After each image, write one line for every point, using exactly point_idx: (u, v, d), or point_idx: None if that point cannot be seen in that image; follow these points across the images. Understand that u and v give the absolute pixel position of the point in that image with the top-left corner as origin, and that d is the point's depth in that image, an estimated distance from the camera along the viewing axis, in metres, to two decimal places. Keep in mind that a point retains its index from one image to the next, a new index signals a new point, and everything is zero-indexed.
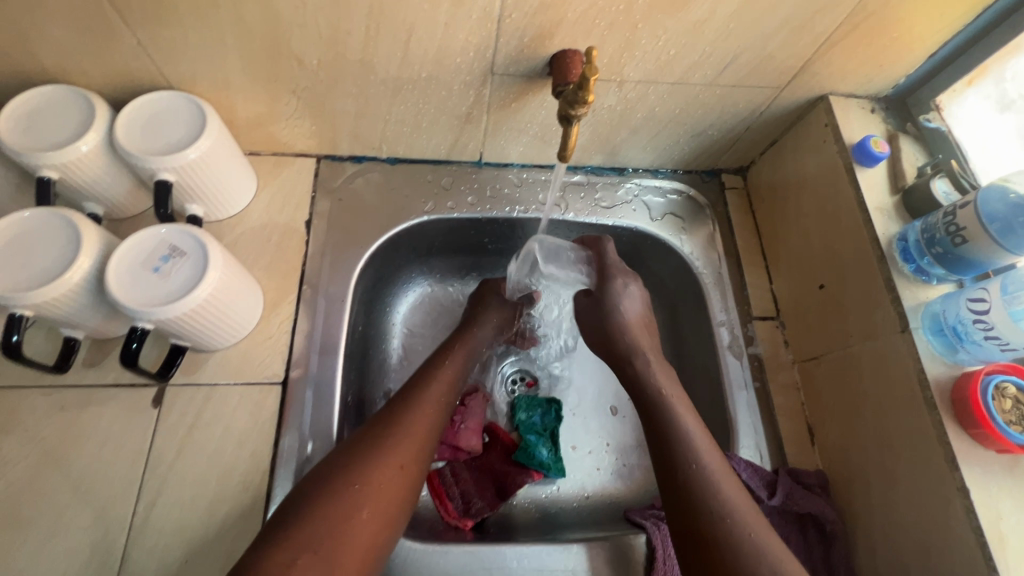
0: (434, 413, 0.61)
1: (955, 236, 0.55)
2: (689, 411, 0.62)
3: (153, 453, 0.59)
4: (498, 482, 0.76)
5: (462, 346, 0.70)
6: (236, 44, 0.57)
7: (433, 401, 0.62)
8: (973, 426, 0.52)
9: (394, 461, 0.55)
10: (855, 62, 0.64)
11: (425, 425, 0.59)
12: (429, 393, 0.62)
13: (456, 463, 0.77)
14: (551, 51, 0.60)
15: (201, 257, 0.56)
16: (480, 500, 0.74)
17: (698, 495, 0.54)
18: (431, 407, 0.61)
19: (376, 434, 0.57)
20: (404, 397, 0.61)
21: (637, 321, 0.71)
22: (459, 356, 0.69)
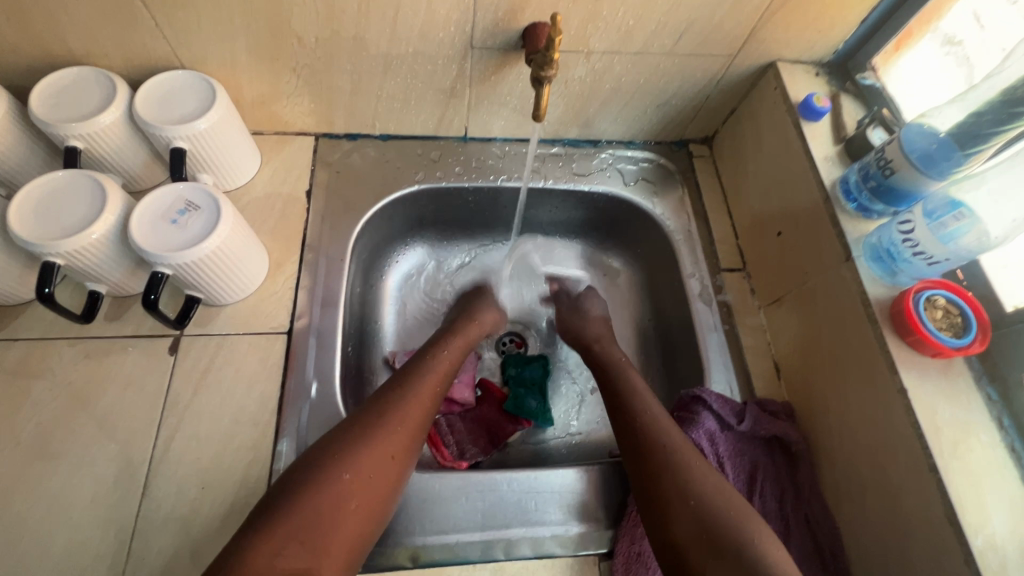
0: (425, 404, 0.63)
1: (885, 169, 0.62)
2: (650, 394, 0.67)
3: (171, 394, 0.64)
4: (491, 431, 0.81)
5: (454, 341, 0.73)
6: (242, 24, 0.65)
7: (423, 393, 0.64)
8: (909, 335, 0.58)
9: (385, 450, 0.57)
10: (796, 29, 0.72)
11: (416, 416, 0.61)
12: (423, 385, 0.64)
13: (451, 415, 0.82)
14: (524, 25, 0.67)
15: (214, 210, 0.62)
16: (474, 446, 0.79)
17: (671, 477, 0.58)
18: (422, 399, 0.63)
19: (367, 423, 0.58)
20: (397, 386, 0.63)
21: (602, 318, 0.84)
22: (452, 350, 0.72)
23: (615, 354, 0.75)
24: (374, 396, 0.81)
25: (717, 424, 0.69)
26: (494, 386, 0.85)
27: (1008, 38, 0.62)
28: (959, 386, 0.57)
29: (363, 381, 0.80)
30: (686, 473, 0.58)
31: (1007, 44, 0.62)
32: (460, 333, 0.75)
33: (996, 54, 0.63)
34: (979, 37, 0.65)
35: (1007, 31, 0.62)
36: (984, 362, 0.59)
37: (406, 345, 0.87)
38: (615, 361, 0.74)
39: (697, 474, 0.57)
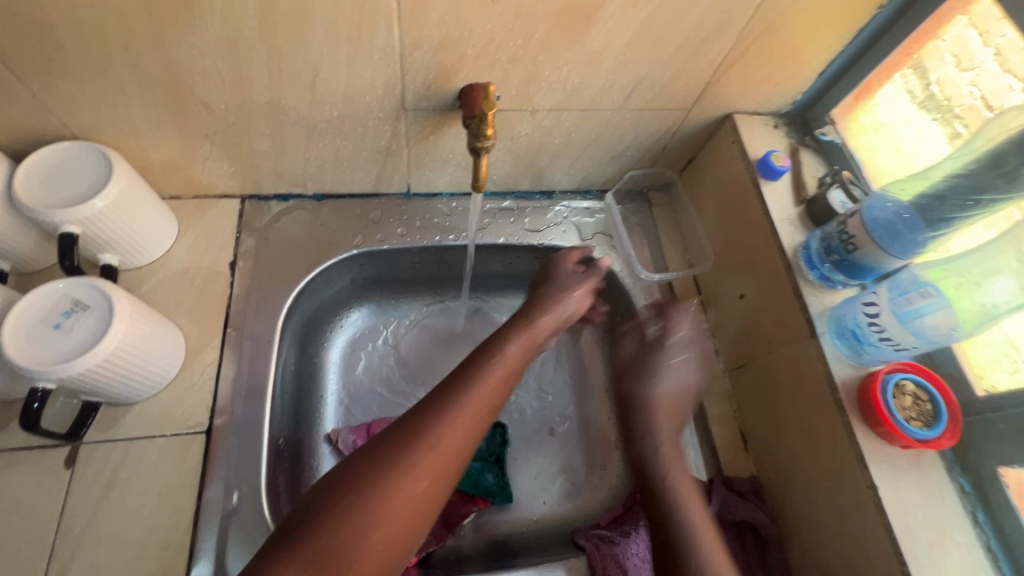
0: (481, 417, 0.54)
1: (847, 243, 0.58)
2: (672, 454, 0.63)
3: (66, 517, 0.56)
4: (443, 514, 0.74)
5: (511, 344, 0.60)
6: (137, 93, 0.57)
7: (473, 406, 0.53)
8: (877, 425, 0.54)
9: (413, 482, 0.48)
10: (752, 82, 0.68)
11: (461, 436, 0.51)
12: (473, 399, 0.53)
13: None
14: (458, 85, 0.61)
15: (107, 309, 0.54)
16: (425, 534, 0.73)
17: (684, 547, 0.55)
18: (473, 413, 0.53)
19: (400, 437, 0.50)
20: (439, 403, 0.52)
21: (671, 395, 0.67)
22: (515, 353, 0.59)
23: (666, 380, 0.67)
24: (314, 484, 0.73)
25: None
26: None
27: (968, 57, 0.58)
28: (930, 478, 0.53)
29: (300, 468, 0.73)
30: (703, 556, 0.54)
31: (969, 62, 0.58)
32: (521, 334, 0.61)
33: (960, 72, 0.59)
34: (936, 53, 0.61)
35: (963, 49, 0.58)
36: (955, 448, 0.55)
37: (353, 420, 0.79)
38: (658, 389, 0.67)
39: (696, 521, 0.57)
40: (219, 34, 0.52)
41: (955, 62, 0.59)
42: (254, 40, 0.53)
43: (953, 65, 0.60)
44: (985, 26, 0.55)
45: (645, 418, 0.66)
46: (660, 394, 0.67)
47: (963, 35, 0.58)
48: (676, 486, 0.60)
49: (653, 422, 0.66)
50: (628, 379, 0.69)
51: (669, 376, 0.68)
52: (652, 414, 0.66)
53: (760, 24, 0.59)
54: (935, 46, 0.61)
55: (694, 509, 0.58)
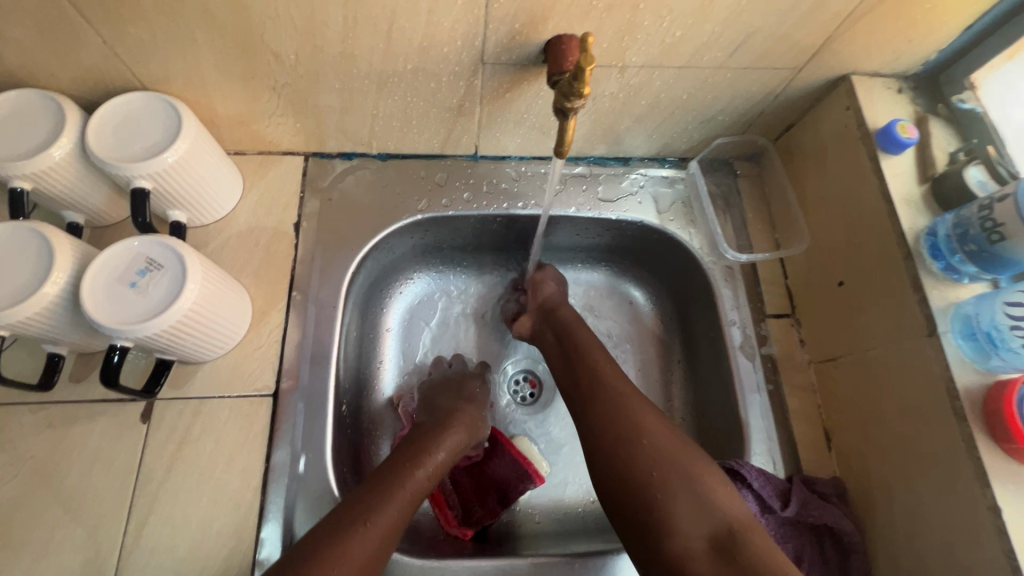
0: (397, 522, 0.52)
1: (991, 233, 0.51)
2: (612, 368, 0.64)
3: (143, 470, 0.57)
4: (500, 489, 0.73)
5: (443, 451, 0.61)
6: (207, 41, 0.54)
7: (394, 509, 0.53)
8: (1008, 442, 0.48)
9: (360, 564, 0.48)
10: (881, 38, 0.59)
11: (395, 521, 0.52)
12: (397, 494, 0.54)
13: (457, 470, 0.74)
14: (545, 37, 0.55)
15: (179, 270, 0.53)
16: (481, 506, 0.72)
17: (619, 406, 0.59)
18: (394, 513, 0.52)
19: (333, 537, 0.48)
20: (361, 504, 0.52)
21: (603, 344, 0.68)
22: (439, 460, 0.60)
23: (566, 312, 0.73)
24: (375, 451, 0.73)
25: (757, 508, 0.60)
26: (503, 435, 0.75)
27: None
28: None
29: (360, 432, 0.72)
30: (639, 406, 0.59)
31: None
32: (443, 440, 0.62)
33: None
34: None
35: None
36: None
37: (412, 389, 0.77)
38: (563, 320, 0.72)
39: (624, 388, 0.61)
40: None
41: None
42: None
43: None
44: None
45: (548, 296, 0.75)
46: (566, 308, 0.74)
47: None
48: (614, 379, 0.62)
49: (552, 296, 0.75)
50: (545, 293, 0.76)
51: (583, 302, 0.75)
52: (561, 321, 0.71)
53: None
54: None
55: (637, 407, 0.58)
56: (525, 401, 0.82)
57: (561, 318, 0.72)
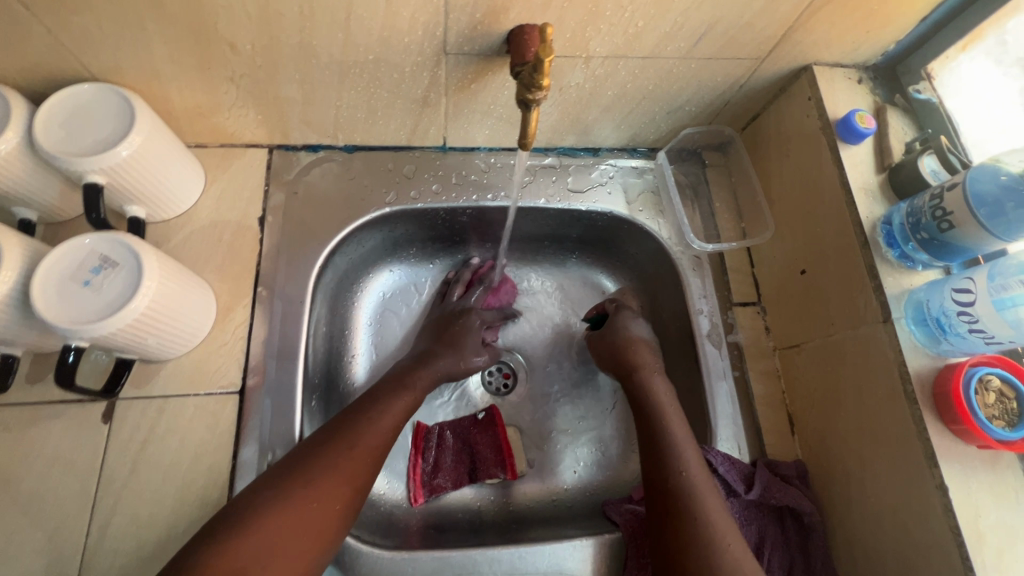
0: (398, 415, 0.61)
1: (942, 221, 0.52)
2: (670, 403, 0.64)
3: (106, 471, 0.57)
4: (473, 463, 0.76)
5: (433, 364, 0.69)
6: (157, 30, 0.52)
7: (397, 407, 0.61)
8: (954, 423, 0.50)
9: (345, 475, 0.54)
10: (841, 28, 0.59)
11: (398, 411, 0.61)
12: (402, 393, 0.63)
13: (445, 427, 0.79)
14: (508, 27, 0.55)
15: (135, 267, 0.52)
16: (449, 476, 0.75)
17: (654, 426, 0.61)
18: (398, 411, 0.61)
19: (343, 421, 0.57)
20: (372, 400, 0.61)
21: (642, 341, 0.71)
22: (430, 375, 0.68)
23: (658, 392, 0.65)
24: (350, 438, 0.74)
25: (722, 492, 0.62)
26: (501, 419, 0.79)
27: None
28: (1006, 481, 0.50)
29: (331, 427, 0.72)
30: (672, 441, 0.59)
31: None
32: (436, 358, 0.70)
33: None
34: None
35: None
36: None
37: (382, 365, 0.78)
38: (654, 402, 0.64)
39: (677, 431, 0.60)
40: None
41: None
42: None
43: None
44: None
45: (625, 358, 0.70)
46: (649, 374, 0.67)
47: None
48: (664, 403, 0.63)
49: (636, 360, 0.69)
50: (617, 355, 0.70)
51: (639, 327, 0.73)
52: (651, 397, 0.64)
53: None
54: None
55: (723, 530, 0.52)
56: (499, 391, 0.83)
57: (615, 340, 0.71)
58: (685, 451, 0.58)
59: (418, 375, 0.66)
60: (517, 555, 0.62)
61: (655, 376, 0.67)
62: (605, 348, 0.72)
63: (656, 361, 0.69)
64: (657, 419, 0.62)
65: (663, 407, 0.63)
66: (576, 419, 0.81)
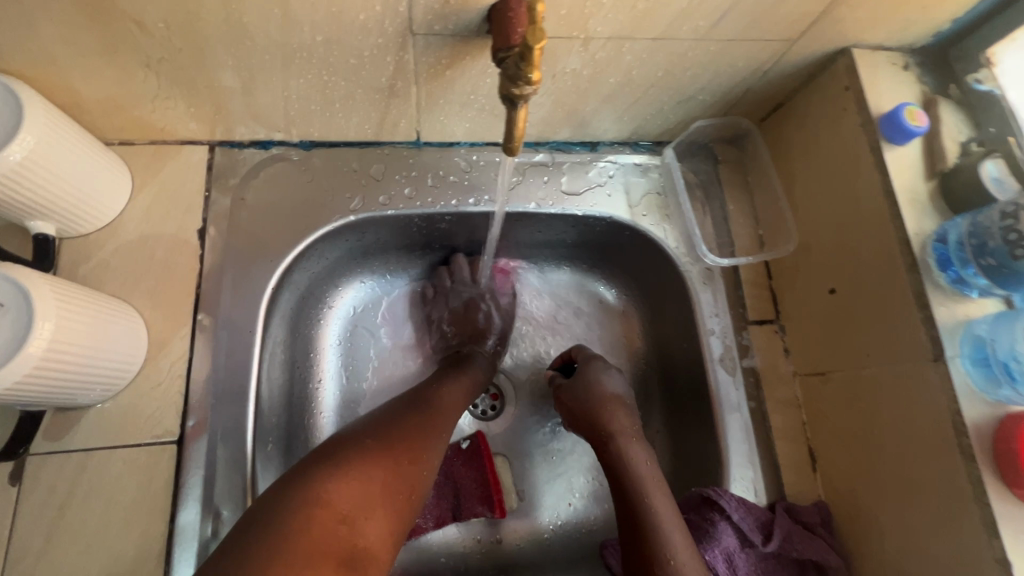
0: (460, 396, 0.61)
1: (1015, 246, 0.43)
2: (650, 471, 0.56)
3: (15, 544, 0.48)
4: (456, 498, 0.68)
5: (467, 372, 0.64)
6: (38, 4, 0.41)
7: (460, 388, 0.62)
8: (1021, 486, 0.42)
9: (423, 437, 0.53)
10: (891, 3, 0.49)
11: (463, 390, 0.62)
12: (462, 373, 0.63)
13: None
14: (488, 2, 0.44)
15: (27, 306, 0.42)
16: (430, 515, 0.67)
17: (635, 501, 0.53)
18: (455, 394, 0.60)
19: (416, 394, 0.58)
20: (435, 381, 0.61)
21: (615, 397, 0.63)
22: (468, 379, 0.63)
23: (637, 463, 0.57)
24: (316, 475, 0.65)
25: (737, 542, 0.56)
26: (487, 447, 0.71)
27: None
28: None
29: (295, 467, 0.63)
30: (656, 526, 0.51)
31: None
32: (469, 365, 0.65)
33: None
34: None
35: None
36: None
37: (354, 391, 0.69)
38: (632, 474, 0.56)
39: (660, 510, 0.52)
40: None
41: None
42: None
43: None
44: None
45: (597, 422, 0.61)
46: (626, 440, 0.59)
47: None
48: (645, 473, 0.55)
49: (610, 423, 0.60)
50: (588, 413, 0.62)
51: (613, 378, 0.65)
52: (629, 469, 0.56)
53: None
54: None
55: None
56: (484, 415, 0.74)
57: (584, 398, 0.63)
58: (671, 537, 0.50)
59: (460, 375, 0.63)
60: None
61: (633, 442, 0.59)
62: (574, 406, 0.64)
63: (634, 424, 0.61)
64: (638, 497, 0.53)
65: (643, 481, 0.55)
66: (571, 447, 0.73)
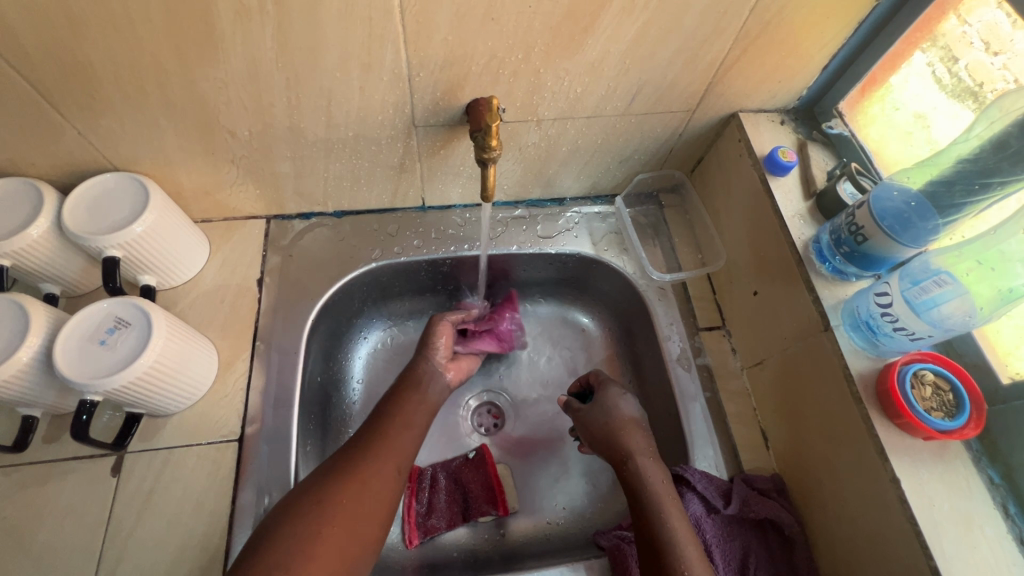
0: (415, 425, 0.66)
1: (857, 235, 0.58)
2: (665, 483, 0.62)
3: (113, 522, 0.60)
4: (465, 502, 0.78)
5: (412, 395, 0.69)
6: (169, 125, 0.62)
7: (417, 414, 0.67)
8: (898, 417, 0.53)
9: (369, 476, 0.58)
10: (755, 80, 0.69)
11: (419, 413, 0.67)
12: (418, 397, 0.69)
13: (437, 468, 0.81)
14: (465, 101, 0.64)
15: (145, 326, 0.59)
16: (442, 516, 0.77)
17: (649, 510, 0.60)
18: (406, 420, 0.65)
19: (375, 425, 0.64)
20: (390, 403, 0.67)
21: (631, 419, 0.70)
22: (415, 402, 0.68)
23: (652, 480, 0.62)
24: None
25: (702, 509, 0.64)
26: (491, 457, 0.81)
27: (990, 36, 0.56)
28: (953, 468, 0.53)
29: None
30: (671, 533, 0.57)
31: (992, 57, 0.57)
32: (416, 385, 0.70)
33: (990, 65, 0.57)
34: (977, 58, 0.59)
35: (992, 33, 0.56)
36: (982, 440, 0.55)
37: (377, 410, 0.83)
38: (650, 491, 0.61)
39: (674, 519, 0.58)
40: (241, 64, 0.55)
41: (985, 47, 0.57)
42: (273, 71, 0.57)
43: (983, 50, 0.58)
44: (1009, 12, 0.53)
45: (616, 442, 0.68)
46: (643, 460, 0.65)
47: (992, 19, 0.56)
48: (661, 486, 0.62)
49: (628, 443, 0.67)
50: (607, 435, 0.69)
51: (627, 405, 0.72)
52: (645, 483, 0.62)
53: (757, 23, 0.60)
54: (958, 31, 0.60)
55: None
56: (489, 431, 0.86)
57: (599, 424, 0.70)
58: (685, 548, 0.56)
59: (408, 393, 0.69)
60: None
61: (649, 460, 0.65)
62: (593, 430, 0.71)
63: (648, 443, 0.68)
64: (656, 513, 0.59)
65: (660, 497, 0.61)
66: (565, 456, 0.84)
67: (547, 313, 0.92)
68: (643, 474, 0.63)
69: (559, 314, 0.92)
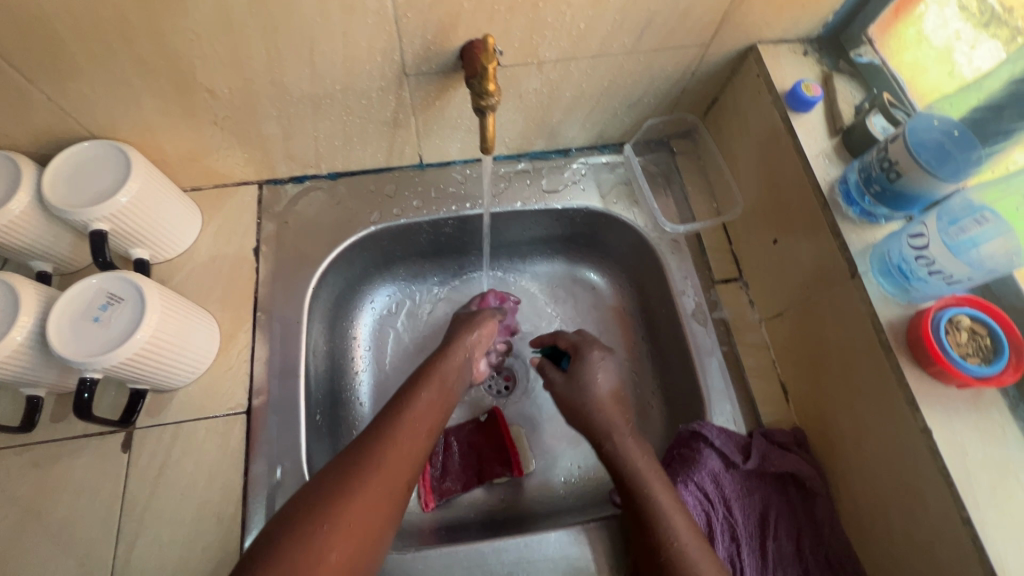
0: (420, 436, 0.58)
1: (889, 171, 0.54)
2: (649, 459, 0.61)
3: (128, 496, 0.60)
4: (480, 465, 0.78)
5: (424, 395, 0.62)
6: (143, 86, 0.57)
7: (423, 423, 0.60)
8: (930, 365, 0.50)
9: (366, 505, 0.51)
10: (776, 6, 0.62)
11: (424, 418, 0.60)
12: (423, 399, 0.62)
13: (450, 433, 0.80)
14: (459, 44, 0.59)
15: (138, 300, 0.57)
16: (456, 479, 0.77)
17: (634, 486, 0.58)
18: (411, 434, 0.58)
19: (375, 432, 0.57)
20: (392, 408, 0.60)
21: (610, 395, 0.69)
22: (429, 401, 0.62)
23: (633, 455, 0.61)
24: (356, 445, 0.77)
25: (721, 464, 0.62)
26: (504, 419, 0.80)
27: None
28: (988, 416, 0.51)
29: (338, 440, 0.75)
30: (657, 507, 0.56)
31: None
32: (429, 385, 0.64)
33: None
34: None
35: None
36: None
37: (384, 376, 0.82)
38: (631, 467, 0.60)
39: (659, 492, 0.57)
40: (211, 13, 0.51)
41: None
42: (246, 18, 0.52)
43: None
44: None
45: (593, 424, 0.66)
46: (622, 438, 0.64)
47: None
48: (642, 460, 0.61)
49: (607, 423, 0.66)
50: (587, 416, 0.68)
51: (605, 374, 0.71)
52: (627, 460, 0.61)
53: None
54: None
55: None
56: (500, 394, 0.84)
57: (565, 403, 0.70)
58: (675, 521, 0.55)
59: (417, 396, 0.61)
60: (527, 541, 0.62)
61: (628, 437, 0.63)
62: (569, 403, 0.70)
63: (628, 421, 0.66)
64: (639, 491, 0.58)
65: (642, 472, 0.59)
66: None
67: (551, 272, 0.89)
68: (627, 453, 0.62)
69: (566, 272, 0.89)
